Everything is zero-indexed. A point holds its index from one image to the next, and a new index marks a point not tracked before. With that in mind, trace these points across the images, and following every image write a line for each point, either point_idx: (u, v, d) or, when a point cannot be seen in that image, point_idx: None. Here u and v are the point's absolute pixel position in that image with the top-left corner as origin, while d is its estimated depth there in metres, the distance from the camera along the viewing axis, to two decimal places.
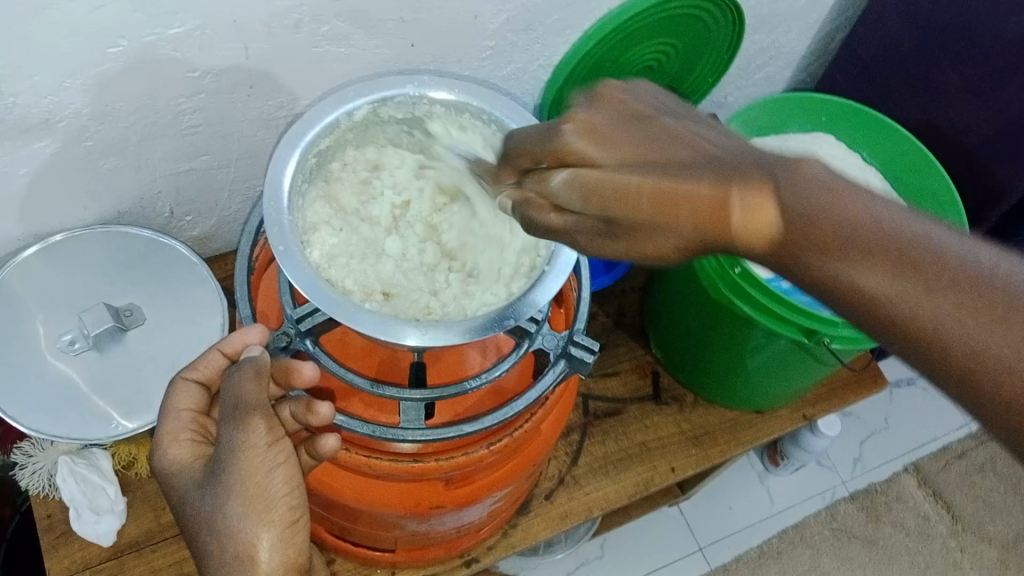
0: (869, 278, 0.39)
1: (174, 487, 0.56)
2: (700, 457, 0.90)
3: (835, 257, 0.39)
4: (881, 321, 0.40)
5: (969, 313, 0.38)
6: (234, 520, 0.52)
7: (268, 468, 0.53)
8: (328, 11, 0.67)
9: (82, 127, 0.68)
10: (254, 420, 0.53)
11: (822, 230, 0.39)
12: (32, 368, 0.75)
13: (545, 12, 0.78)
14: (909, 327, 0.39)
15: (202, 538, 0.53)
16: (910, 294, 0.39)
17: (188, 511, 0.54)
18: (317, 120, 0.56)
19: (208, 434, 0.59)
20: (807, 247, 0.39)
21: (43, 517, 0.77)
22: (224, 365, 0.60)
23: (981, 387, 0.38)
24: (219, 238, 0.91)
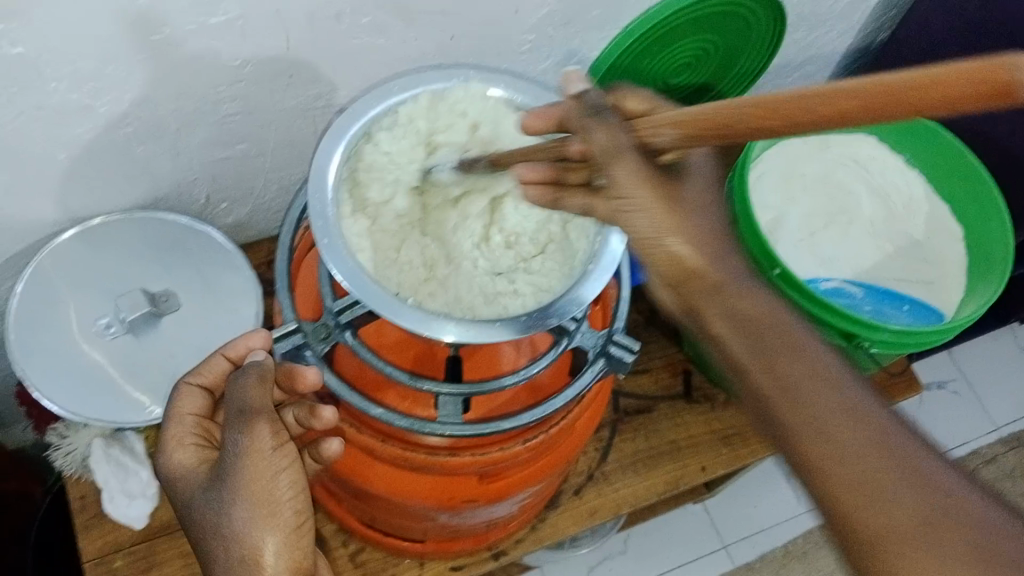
0: (798, 370, 0.41)
1: (178, 491, 0.56)
2: (731, 457, 0.89)
3: (802, 376, 0.41)
4: (850, 487, 0.39)
5: (899, 479, 0.39)
6: (239, 525, 0.51)
7: (274, 471, 0.53)
8: (369, 2, 0.67)
9: (123, 112, 0.68)
10: (259, 424, 0.54)
11: (782, 337, 0.42)
12: (69, 350, 0.76)
13: (585, 6, 0.78)
14: (807, 414, 0.41)
15: (205, 542, 0.53)
16: (780, 396, 0.41)
17: (189, 514, 0.55)
18: (363, 113, 0.57)
19: (211, 438, 0.60)
20: (770, 345, 0.42)
21: (76, 498, 0.78)
22: (228, 369, 0.61)
23: (869, 515, 0.39)
24: (254, 225, 0.91)
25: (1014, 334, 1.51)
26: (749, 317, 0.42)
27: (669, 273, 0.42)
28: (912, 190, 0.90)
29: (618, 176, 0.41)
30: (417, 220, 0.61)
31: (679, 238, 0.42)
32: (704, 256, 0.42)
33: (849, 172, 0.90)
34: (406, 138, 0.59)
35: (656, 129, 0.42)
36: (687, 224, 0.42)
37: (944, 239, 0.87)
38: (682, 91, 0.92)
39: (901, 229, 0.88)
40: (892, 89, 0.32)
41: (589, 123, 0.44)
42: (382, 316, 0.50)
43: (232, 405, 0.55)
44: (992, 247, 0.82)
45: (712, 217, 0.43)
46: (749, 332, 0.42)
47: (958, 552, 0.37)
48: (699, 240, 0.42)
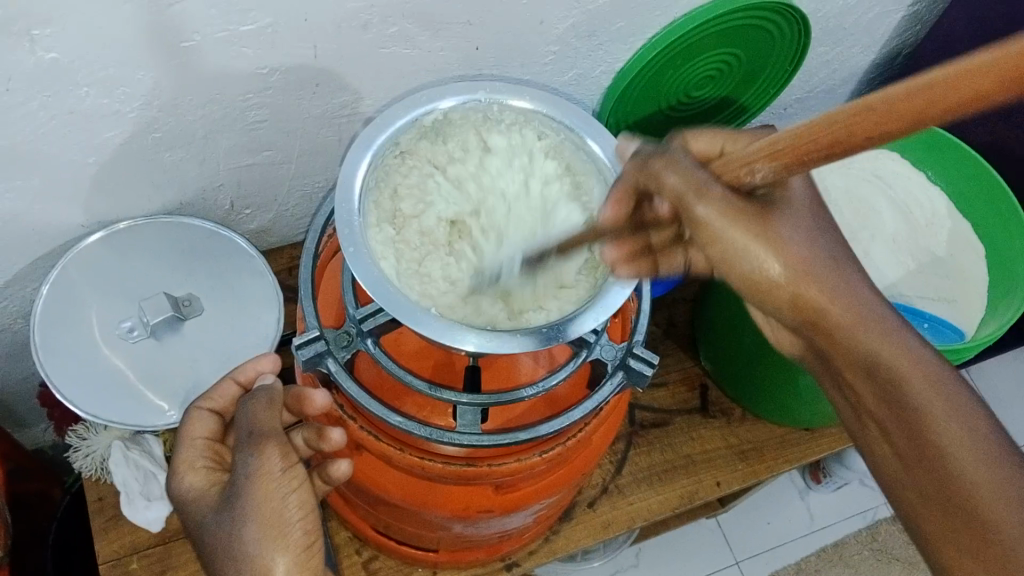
0: (912, 383, 0.49)
1: (191, 512, 0.57)
2: (747, 472, 0.88)
3: (914, 395, 0.48)
4: (964, 501, 0.45)
5: (990, 473, 0.45)
6: (250, 544, 0.52)
7: (282, 493, 0.53)
8: (396, 13, 0.68)
9: (151, 119, 0.69)
10: (268, 447, 0.55)
11: (920, 373, 0.49)
12: (90, 354, 0.77)
13: (608, 19, 0.79)
14: (935, 432, 0.47)
15: (216, 562, 0.53)
16: (878, 403, 0.50)
17: (203, 535, 0.55)
18: (391, 123, 0.57)
19: (222, 460, 0.61)
20: (899, 379, 0.49)
21: (95, 500, 0.79)
22: (238, 394, 0.64)
23: (982, 527, 0.44)
24: (276, 232, 0.92)
25: None
26: (870, 350, 0.50)
27: (749, 282, 0.50)
28: (935, 207, 0.89)
29: (694, 214, 0.46)
30: (448, 240, 0.60)
31: (779, 260, 0.49)
32: (807, 273, 0.50)
33: (873, 188, 0.90)
34: (462, 171, 0.61)
35: (728, 167, 0.46)
36: (782, 243, 0.49)
37: (968, 255, 0.86)
38: (704, 105, 0.92)
39: (925, 245, 0.88)
40: (927, 91, 0.34)
41: (663, 171, 0.47)
42: (404, 323, 0.50)
43: (243, 429, 0.57)
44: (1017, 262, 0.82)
45: (795, 241, 0.50)
46: (883, 378, 0.49)
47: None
48: (784, 252, 0.49)
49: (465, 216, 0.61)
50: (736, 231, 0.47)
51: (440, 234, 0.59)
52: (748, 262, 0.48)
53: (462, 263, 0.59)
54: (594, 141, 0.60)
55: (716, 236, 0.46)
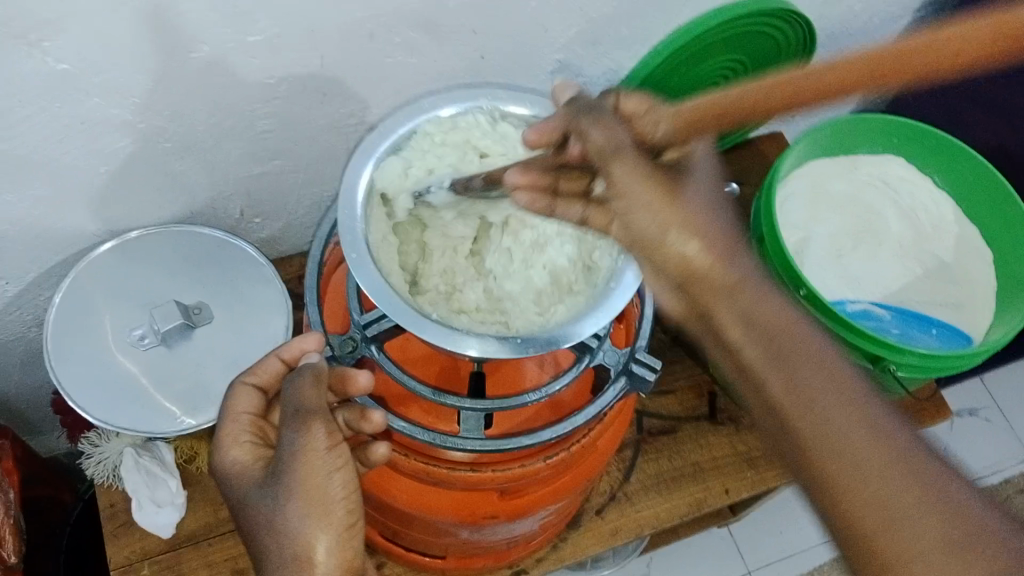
0: None
1: (233, 487, 0.56)
2: (755, 480, 0.88)
3: None
4: None
5: None
6: (294, 522, 0.51)
7: (327, 471, 0.53)
8: (401, 22, 0.68)
9: (160, 128, 0.70)
10: (315, 423, 0.54)
11: (800, 345, 0.41)
12: (103, 360, 0.78)
13: (613, 28, 0.79)
14: None
15: (258, 540, 0.53)
16: None
17: (246, 509, 0.54)
18: (393, 131, 0.57)
19: (265, 437, 0.60)
20: (805, 374, 0.40)
21: (106, 507, 0.80)
22: (281, 370, 0.61)
23: None
24: (285, 240, 0.93)
25: None
26: None
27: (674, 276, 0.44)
28: (942, 213, 0.89)
29: (613, 170, 0.44)
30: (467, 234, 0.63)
31: (688, 243, 0.43)
32: (725, 270, 0.43)
33: (877, 192, 0.90)
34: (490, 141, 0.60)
35: (647, 124, 0.45)
36: (695, 225, 0.44)
37: (973, 262, 0.86)
38: None
39: (930, 251, 0.88)
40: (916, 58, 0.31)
41: (585, 128, 0.46)
42: (407, 330, 0.51)
43: (288, 405, 0.55)
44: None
45: (710, 218, 0.44)
46: None
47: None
48: (711, 243, 0.43)
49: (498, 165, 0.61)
50: (653, 182, 0.44)
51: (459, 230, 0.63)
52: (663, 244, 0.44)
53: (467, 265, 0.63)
54: None
55: (640, 207, 0.44)
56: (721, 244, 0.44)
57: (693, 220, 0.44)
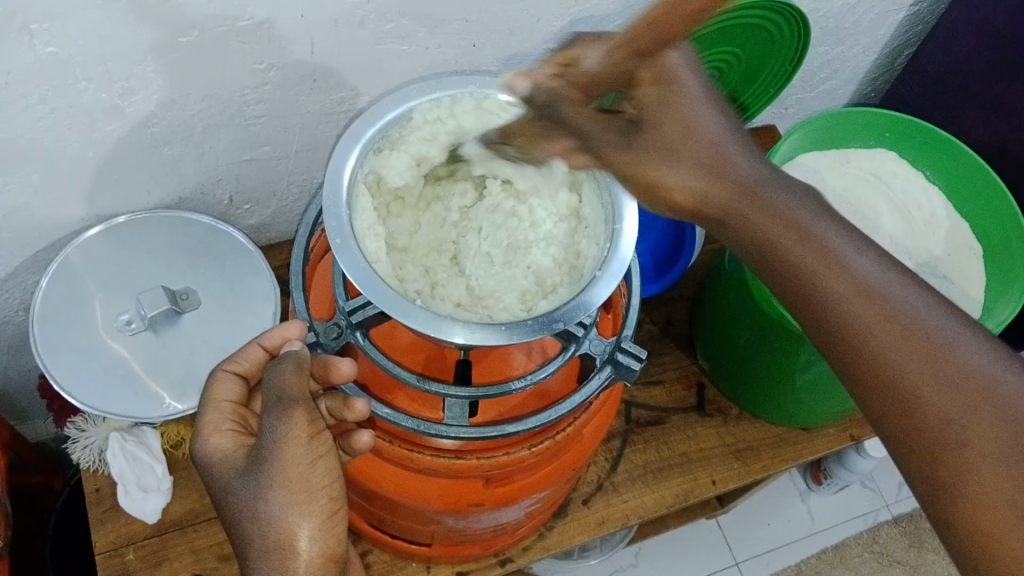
0: (821, 272, 0.47)
1: (215, 475, 0.55)
2: (742, 471, 0.88)
3: (830, 286, 0.47)
4: (888, 383, 0.45)
5: (933, 377, 0.44)
6: (276, 508, 0.51)
7: (309, 459, 0.53)
8: (393, 9, 0.68)
9: (150, 114, 0.69)
10: (296, 412, 0.54)
11: (806, 246, 0.48)
12: (91, 345, 0.78)
13: (608, 18, 0.79)
14: (840, 313, 0.47)
15: (240, 526, 0.52)
16: (792, 290, 0.49)
17: (228, 498, 0.53)
18: (381, 116, 0.57)
19: (247, 425, 0.59)
20: (817, 281, 0.47)
21: (92, 491, 0.80)
22: (263, 359, 0.61)
23: (907, 410, 0.44)
24: (275, 227, 0.92)
25: None
26: (761, 231, 0.49)
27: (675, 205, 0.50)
28: (934, 209, 0.88)
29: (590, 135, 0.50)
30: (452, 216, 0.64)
31: (673, 174, 0.48)
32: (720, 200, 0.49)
33: (871, 187, 0.88)
34: (469, 121, 0.60)
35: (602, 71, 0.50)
36: (684, 172, 0.48)
37: (966, 258, 0.86)
38: None
39: (923, 246, 0.86)
40: None
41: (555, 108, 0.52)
42: (393, 317, 0.51)
43: (271, 393, 0.55)
44: (1014, 264, 0.83)
45: (710, 132, 0.49)
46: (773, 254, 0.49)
47: (1000, 451, 0.42)
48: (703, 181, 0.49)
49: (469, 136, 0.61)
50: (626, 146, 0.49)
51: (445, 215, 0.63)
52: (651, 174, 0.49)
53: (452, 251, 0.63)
54: None
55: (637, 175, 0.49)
56: (706, 169, 0.49)
57: (665, 163, 0.48)
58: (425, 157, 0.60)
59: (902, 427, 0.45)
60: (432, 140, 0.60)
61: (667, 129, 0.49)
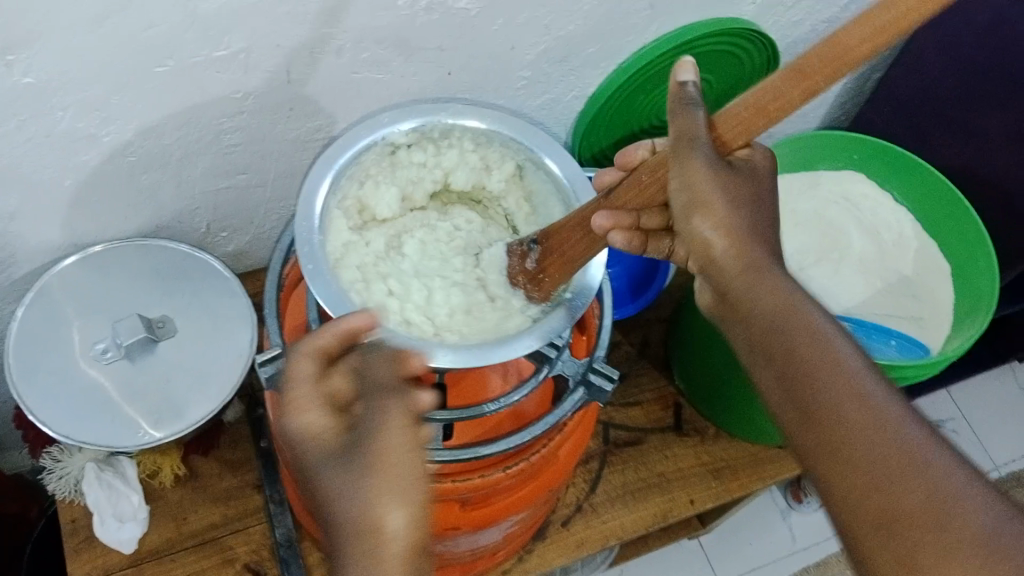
0: (810, 347, 0.48)
1: (304, 461, 0.43)
2: (720, 490, 0.89)
3: (814, 358, 0.48)
4: (857, 467, 0.44)
5: (905, 466, 0.43)
6: (364, 493, 0.40)
7: (403, 441, 0.41)
8: (369, 38, 0.69)
9: (127, 142, 0.70)
10: (404, 389, 0.43)
11: (802, 323, 0.49)
12: (67, 374, 0.77)
13: (580, 44, 0.80)
14: (818, 389, 0.47)
15: (327, 522, 0.41)
16: (773, 363, 0.49)
17: (315, 484, 0.42)
18: (353, 143, 0.58)
19: (343, 406, 0.44)
20: (801, 351, 0.48)
21: (67, 522, 0.79)
22: (350, 338, 0.46)
23: (878, 500, 0.43)
24: (253, 255, 0.93)
25: (1015, 372, 1.50)
26: (770, 309, 0.51)
27: (697, 244, 0.55)
28: (900, 229, 0.91)
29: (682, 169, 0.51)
30: (391, 241, 0.62)
31: (720, 225, 0.53)
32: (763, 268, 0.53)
33: (839, 210, 0.92)
34: (456, 166, 0.64)
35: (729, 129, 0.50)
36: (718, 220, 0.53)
37: (934, 278, 0.88)
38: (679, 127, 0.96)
39: (892, 267, 0.89)
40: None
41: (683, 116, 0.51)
42: None
43: (357, 375, 0.44)
44: (980, 280, 0.84)
45: (765, 227, 0.55)
46: (785, 330, 0.50)
47: (974, 545, 0.40)
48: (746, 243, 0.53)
49: (452, 184, 0.65)
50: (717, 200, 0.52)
51: (387, 237, 0.62)
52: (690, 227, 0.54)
53: (380, 255, 0.60)
54: (552, 161, 0.60)
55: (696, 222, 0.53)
56: (745, 239, 0.54)
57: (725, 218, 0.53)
58: (409, 185, 0.63)
59: (869, 519, 0.43)
60: (418, 181, 0.63)
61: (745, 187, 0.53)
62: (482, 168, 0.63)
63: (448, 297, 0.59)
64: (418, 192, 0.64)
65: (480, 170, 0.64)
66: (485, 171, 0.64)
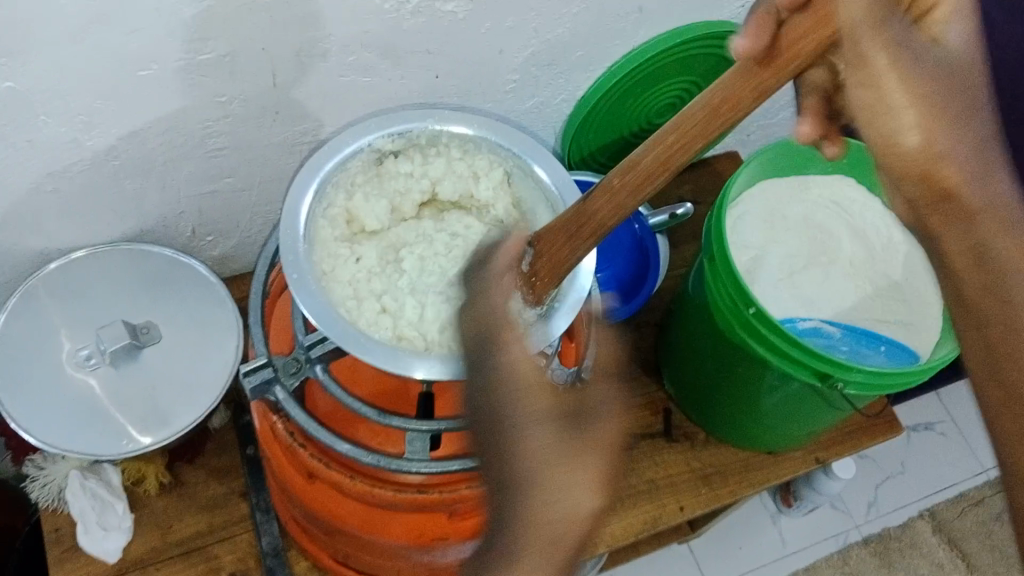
0: (989, 214, 0.41)
1: (513, 399, 0.52)
2: (710, 496, 0.89)
3: (990, 224, 0.41)
4: (1017, 342, 0.41)
5: None
6: (568, 457, 0.51)
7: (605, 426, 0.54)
8: (355, 42, 0.68)
9: (110, 147, 0.69)
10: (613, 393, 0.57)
11: (978, 190, 0.41)
12: (51, 382, 0.76)
13: (569, 48, 0.80)
14: (998, 258, 0.42)
15: (521, 467, 0.50)
16: (956, 219, 0.42)
17: (518, 426, 0.51)
18: (337, 152, 0.58)
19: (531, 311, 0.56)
20: (989, 216, 0.41)
21: (51, 531, 0.78)
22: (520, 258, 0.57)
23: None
24: (239, 259, 0.92)
25: None
26: (930, 154, 0.40)
27: (918, 161, 0.41)
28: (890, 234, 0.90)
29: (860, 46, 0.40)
30: (385, 254, 0.62)
31: (900, 85, 0.40)
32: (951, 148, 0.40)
33: (829, 213, 0.91)
34: (443, 176, 0.63)
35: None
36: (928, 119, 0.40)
37: (923, 283, 0.88)
38: None
39: (881, 271, 0.88)
40: None
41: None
42: (350, 351, 0.51)
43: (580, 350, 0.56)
44: None
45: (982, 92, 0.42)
46: (949, 196, 0.41)
47: None
48: (930, 101, 0.40)
49: (440, 194, 0.64)
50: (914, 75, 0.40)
51: (381, 252, 0.62)
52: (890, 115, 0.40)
53: (371, 274, 0.60)
54: (541, 167, 0.60)
55: (868, 59, 0.39)
56: (952, 123, 0.40)
57: (901, 55, 0.40)
58: (396, 197, 0.62)
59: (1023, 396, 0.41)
60: (406, 191, 0.62)
61: (919, 40, 0.42)
62: (469, 176, 0.62)
63: (435, 313, 0.58)
64: (407, 202, 0.63)
65: (468, 177, 0.62)
66: (470, 177, 0.62)
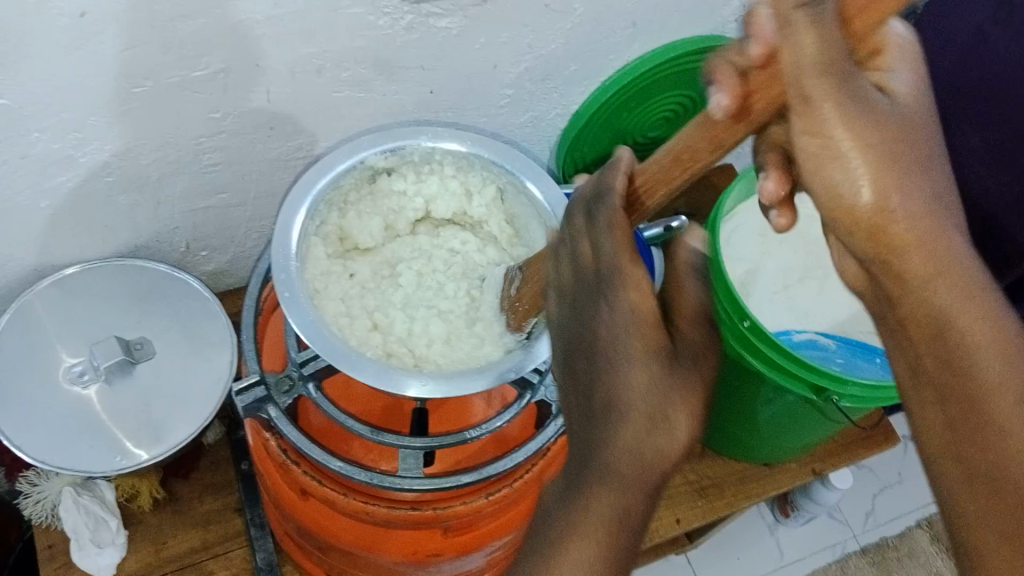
0: (937, 275, 0.39)
1: (605, 325, 0.46)
2: (706, 508, 0.89)
3: (936, 287, 0.39)
4: (969, 394, 0.38)
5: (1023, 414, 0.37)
6: (662, 384, 0.44)
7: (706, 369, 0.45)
8: (349, 58, 0.69)
9: (104, 164, 0.69)
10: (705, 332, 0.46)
11: (936, 238, 0.39)
12: (45, 398, 0.76)
13: (563, 62, 0.80)
14: (953, 326, 0.39)
15: (609, 395, 0.44)
16: (900, 283, 0.40)
17: (608, 351, 0.46)
18: (330, 168, 0.58)
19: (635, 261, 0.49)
20: (928, 278, 0.39)
21: (45, 548, 0.78)
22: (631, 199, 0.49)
23: (982, 433, 0.37)
24: (234, 273, 0.92)
25: None
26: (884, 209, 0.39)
27: (865, 221, 0.40)
28: None
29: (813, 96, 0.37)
30: (378, 271, 0.62)
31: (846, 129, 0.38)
32: (899, 208, 0.39)
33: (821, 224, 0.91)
34: (436, 196, 0.63)
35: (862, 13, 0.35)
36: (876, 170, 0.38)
37: None
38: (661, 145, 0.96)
39: None
40: None
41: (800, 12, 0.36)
42: (342, 368, 0.50)
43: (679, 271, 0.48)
44: None
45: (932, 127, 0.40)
46: (907, 253, 0.40)
47: None
48: (877, 149, 0.38)
49: (433, 212, 0.65)
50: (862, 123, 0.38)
51: (372, 269, 0.62)
52: (842, 170, 0.39)
53: (364, 288, 0.60)
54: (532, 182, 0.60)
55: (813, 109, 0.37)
56: (905, 172, 0.39)
57: (849, 106, 0.38)
58: (390, 217, 0.63)
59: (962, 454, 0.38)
60: (399, 210, 0.63)
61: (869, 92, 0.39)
62: (462, 194, 0.63)
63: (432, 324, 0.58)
64: (401, 220, 0.64)
65: (461, 196, 0.63)
66: (464, 194, 0.63)
